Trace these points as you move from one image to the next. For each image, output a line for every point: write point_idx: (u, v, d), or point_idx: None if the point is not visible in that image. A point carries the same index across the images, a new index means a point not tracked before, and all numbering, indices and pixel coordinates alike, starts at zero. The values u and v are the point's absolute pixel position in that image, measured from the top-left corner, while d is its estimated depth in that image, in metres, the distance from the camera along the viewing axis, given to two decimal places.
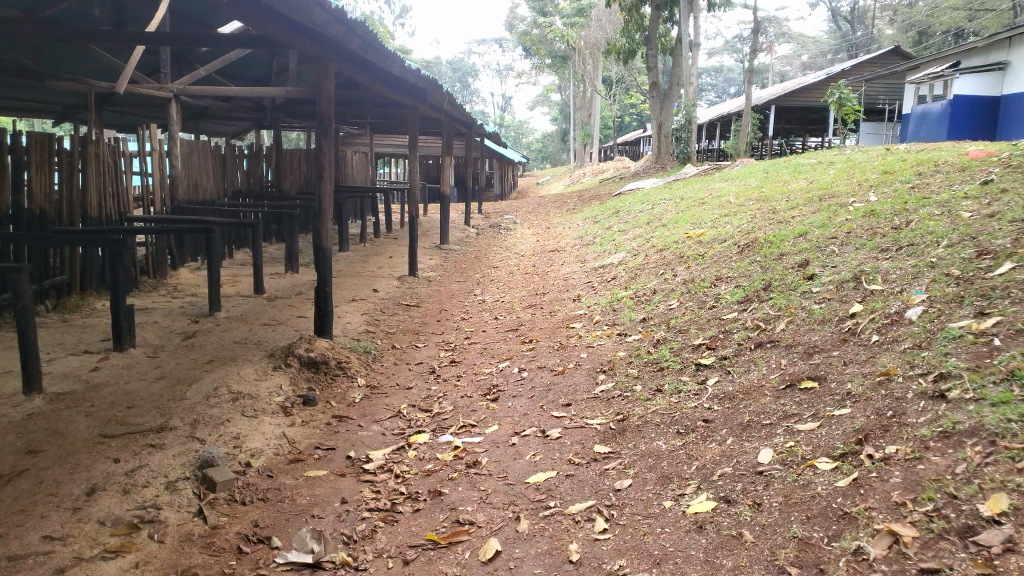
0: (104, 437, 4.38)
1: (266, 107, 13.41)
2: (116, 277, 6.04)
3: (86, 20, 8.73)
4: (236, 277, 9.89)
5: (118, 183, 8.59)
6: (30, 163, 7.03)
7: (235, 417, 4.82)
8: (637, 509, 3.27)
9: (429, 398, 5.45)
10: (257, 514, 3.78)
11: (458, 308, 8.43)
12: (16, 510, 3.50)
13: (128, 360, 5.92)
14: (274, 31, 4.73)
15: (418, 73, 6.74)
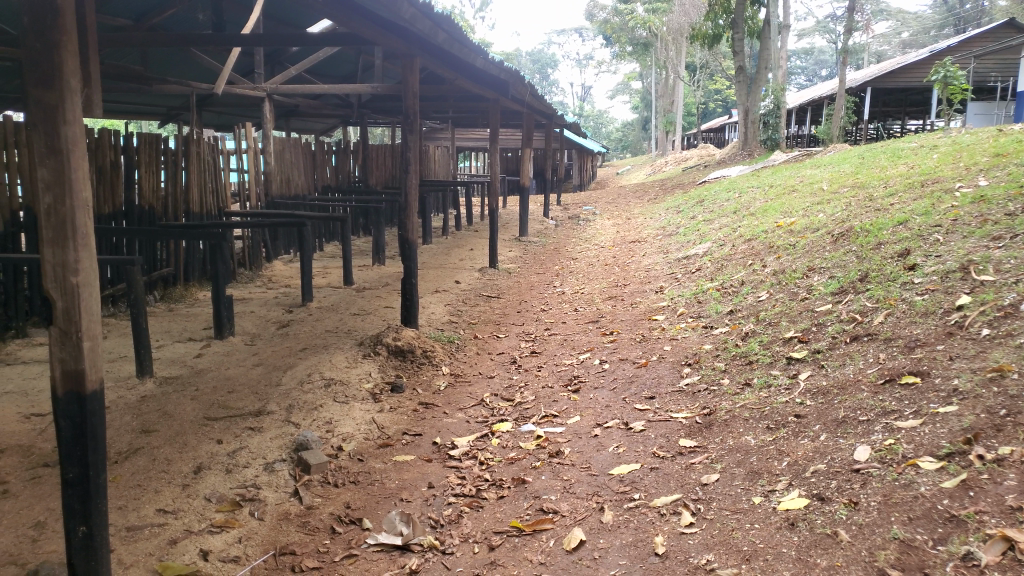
0: (209, 419, 4.64)
1: (353, 103, 13.77)
2: (217, 268, 6.35)
3: (189, 24, 9.16)
4: (326, 269, 10.23)
5: (217, 179, 9.01)
6: (139, 161, 7.45)
7: (328, 403, 5.00)
8: (726, 504, 3.22)
9: (512, 387, 5.50)
10: (349, 496, 3.91)
11: (539, 300, 8.46)
12: (133, 484, 3.75)
13: (228, 348, 6.22)
14: (362, 28, 4.81)
15: (502, 65, 6.75)
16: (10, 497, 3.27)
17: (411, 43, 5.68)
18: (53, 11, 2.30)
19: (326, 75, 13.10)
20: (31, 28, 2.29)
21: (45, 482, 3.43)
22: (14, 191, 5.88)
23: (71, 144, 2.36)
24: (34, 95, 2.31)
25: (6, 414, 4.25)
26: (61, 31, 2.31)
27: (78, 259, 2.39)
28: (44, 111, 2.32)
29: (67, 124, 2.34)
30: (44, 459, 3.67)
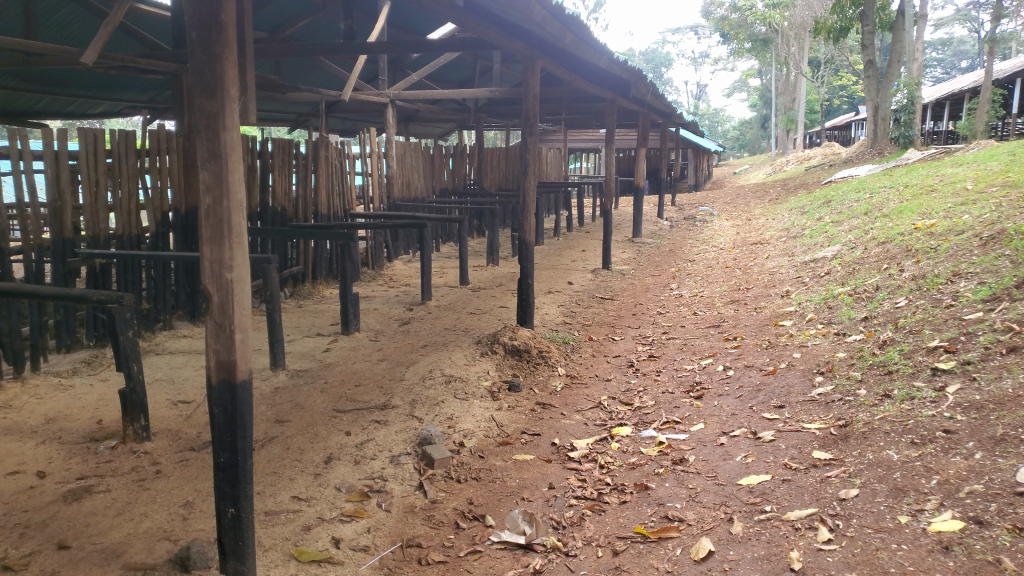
0: (338, 411, 4.83)
1: (470, 107, 14.01)
2: (344, 267, 6.61)
3: (320, 34, 9.58)
4: (443, 269, 10.46)
5: (343, 182, 9.39)
6: (274, 165, 7.87)
7: (448, 399, 5.09)
8: (868, 521, 3.04)
9: (630, 391, 5.42)
10: (471, 492, 3.96)
11: (655, 303, 8.31)
12: (270, 471, 3.96)
13: (354, 343, 6.47)
14: (489, 31, 4.86)
15: (625, 64, 6.65)
16: (163, 477, 3.50)
17: (533, 46, 5.70)
18: (217, 25, 2.45)
19: (444, 80, 13.40)
20: (198, 43, 2.46)
21: (193, 465, 3.65)
22: (165, 194, 6.33)
23: (229, 148, 2.50)
24: (199, 104, 2.48)
25: (157, 400, 4.59)
26: (222, 43, 2.46)
27: (232, 257, 2.53)
28: (207, 119, 2.48)
29: (226, 130, 2.48)
30: (192, 444, 3.91)
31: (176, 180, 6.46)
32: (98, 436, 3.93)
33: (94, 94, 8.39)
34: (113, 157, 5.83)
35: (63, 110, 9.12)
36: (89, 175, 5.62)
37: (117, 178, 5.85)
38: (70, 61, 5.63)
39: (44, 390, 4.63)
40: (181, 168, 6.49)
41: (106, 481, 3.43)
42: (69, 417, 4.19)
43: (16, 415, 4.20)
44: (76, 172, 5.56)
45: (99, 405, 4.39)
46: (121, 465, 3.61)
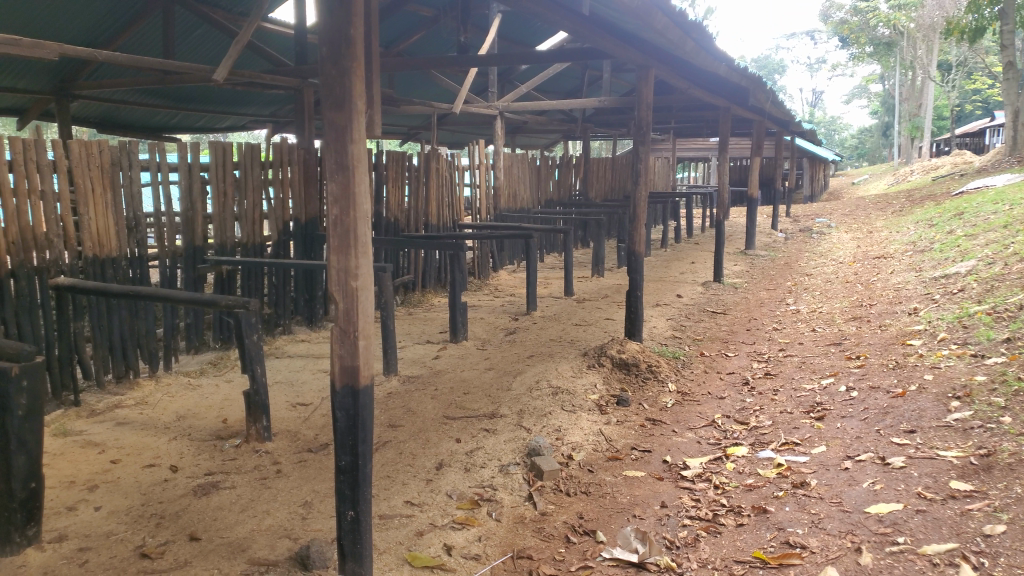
0: (447, 418, 4.90)
1: (577, 117, 14.00)
2: (453, 276, 6.71)
3: (432, 49, 9.82)
4: (549, 279, 10.46)
5: (453, 194, 9.57)
6: (387, 177, 8.11)
7: (556, 410, 5.05)
8: (1018, 562, 2.79)
9: (745, 410, 5.22)
10: (581, 506, 3.90)
11: (769, 318, 8.00)
12: (383, 475, 4.05)
13: (462, 352, 6.55)
14: (606, 40, 4.82)
15: (744, 71, 6.44)
16: (284, 476, 3.60)
17: (648, 52, 5.61)
18: (347, 40, 2.51)
19: (552, 91, 13.45)
20: (329, 59, 2.54)
21: (312, 465, 3.74)
22: (286, 204, 6.63)
23: (356, 160, 2.56)
24: (329, 118, 2.56)
25: (278, 402, 4.79)
26: (351, 58, 2.52)
27: (358, 265, 2.59)
28: (337, 132, 2.55)
29: (353, 142, 2.54)
30: (309, 445, 4.02)
31: (297, 192, 6.76)
32: (224, 434, 4.13)
33: (224, 109, 8.90)
34: (240, 169, 6.14)
35: (196, 124, 9.72)
36: (218, 186, 5.93)
37: (243, 190, 6.16)
38: (204, 79, 5.98)
39: (175, 389, 4.92)
40: (301, 181, 6.79)
41: (232, 477, 3.55)
42: (198, 415, 4.43)
43: (151, 411, 4.48)
44: (207, 183, 5.88)
45: (225, 404, 4.63)
46: (244, 463, 3.75)
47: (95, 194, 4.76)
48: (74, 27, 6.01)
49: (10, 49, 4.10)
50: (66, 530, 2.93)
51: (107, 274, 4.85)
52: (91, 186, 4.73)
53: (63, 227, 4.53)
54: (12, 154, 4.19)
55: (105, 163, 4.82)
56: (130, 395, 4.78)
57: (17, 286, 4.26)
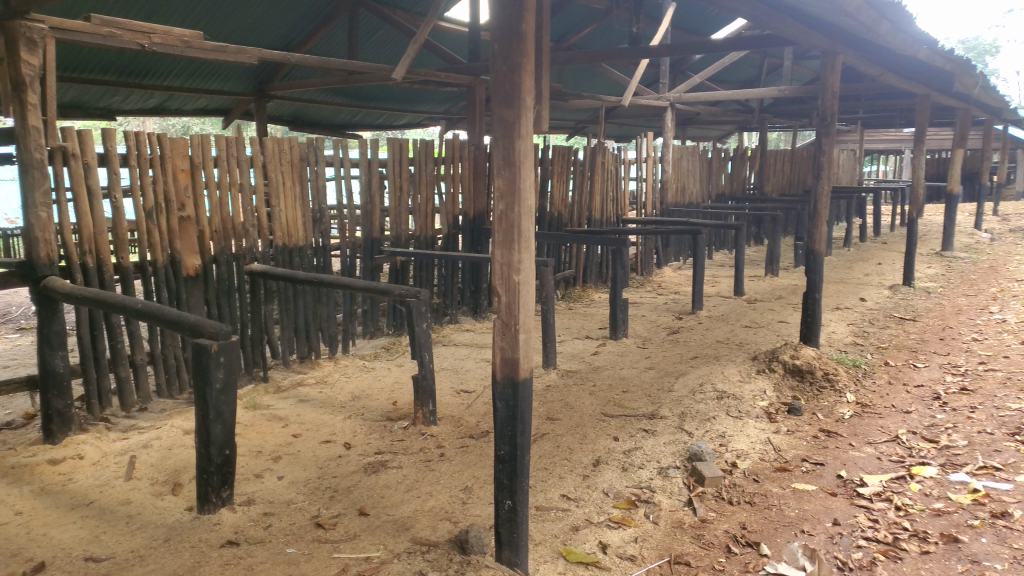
0: (606, 415, 4.85)
1: (754, 108, 13.35)
2: (616, 271, 6.63)
3: (603, 41, 9.74)
4: (716, 278, 10.08)
5: (618, 188, 9.46)
6: (553, 172, 8.16)
7: (721, 415, 4.84)
8: None
9: (935, 427, 4.74)
10: (744, 516, 3.69)
11: (968, 327, 7.21)
12: (541, 467, 4.08)
13: (622, 349, 6.47)
14: (788, 26, 4.54)
15: (948, 54, 5.83)
16: (446, 460, 3.70)
17: (835, 36, 5.21)
18: (518, 36, 2.50)
19: (727, 81, 12.89)
20: (501, 55, 2.55)
21: (472, 451, 3.81)
22: (456, 199, 6.85)
23: (523, 155, 2.55)
24: (499, 114, 2.57)
25: (443, 388, 4.97)
26: (522, 53, 2.51)
27: (520, 260, 2.59)
28: (506, 127, 2.56)
29: (520, 137, 2.53)
30: (472, 431, 4.11)
31: (467, 186, 6.96)
32: (393, 416, 4.33)
33: (403, 107, 9.35)
34: (415, 165, 6.40)
35: (376, 121, 10.26)
36: (395, 181, 6.23)
37: (417, 184, 6.43)
38: (383, 78, 6.29)
39: (351, 370, 5.25)
40: (471, 175, 6.98)
41: (399, 458, 3.71)
42: (370, 396, 4.68)
43: (328, 390, 4.80)
44: (385, 177, 6.19)
45: (395, 387, 4.86)
46: (410, 445, 3.90)
47: (286, 188, 5.15)
48: (272, 32, 6.53)
49: (218, 54, 4.53)
50: (253, 494, 3.20)
51: (294, 262, 5.25)
52: (282, 180, 5.12)
53: (258, 217, 4.94)
54: (217, 150, 4.61)
55: (295, 159, 5.19)
56: (312, 374, 5.15)
57: (218, 271, 4.69)
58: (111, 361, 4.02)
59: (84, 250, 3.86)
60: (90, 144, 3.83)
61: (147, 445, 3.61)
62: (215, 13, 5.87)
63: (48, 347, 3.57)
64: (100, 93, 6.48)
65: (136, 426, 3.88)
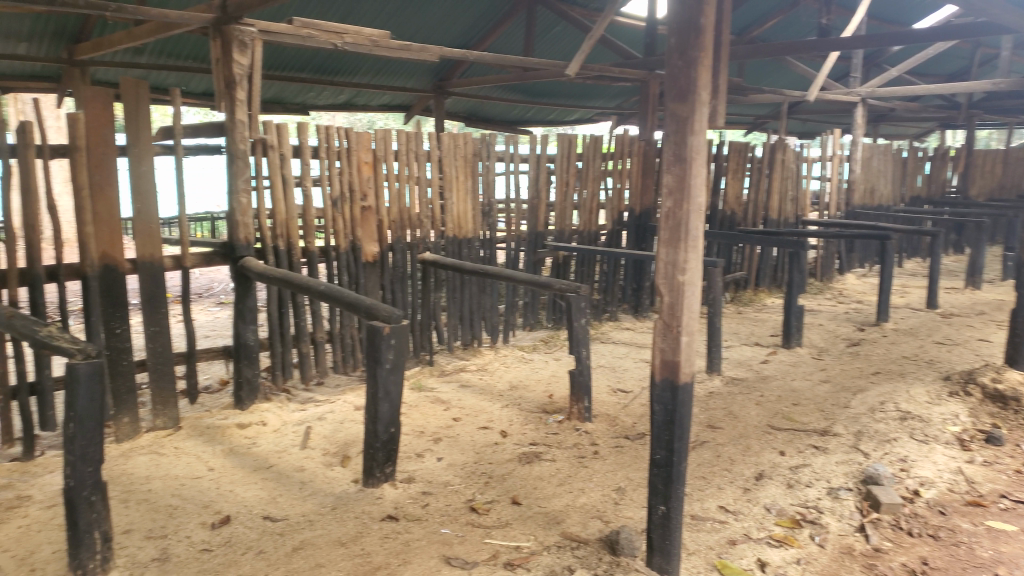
0: (772, 428, 4.60)
1: (961, 103, 12.09)
2: (792, 276, 6.26)
3: (789, 33, 9.23)
4: (906, 288, 9.25)
5: (799, 188, 8.93)
6: (728, 169, 7.85)
7: (903, 438, 4.43)
8: None
9: None
10: (926, 551, 3.34)
11: None
12: (699, 475, 3.94)
13: (794, 358, 6.11)
14: (1007, 11, 4.05)
15: None
16: (600, 458, 3.65)
17: None
18: (696, 30, 2.40)
19: (930, 74, 11.78)
20: (677, 49, 2.46)
21: (628, 452, 3.73)
22: (623, 195, 6.78)
23: (695, 152, 2.45)
24: (672, 109, 2.49)
25: (600, 386, 4.94)
26: (700, 48, 2.40)
27: (686, 259, 2.50)
28: (678, 123, 2.47)
29: (693, 133, 2.44)
30: (627, 432, 4.03)
31: (636, 182, 6.86)
32: (549, 409, 4.36)
33: (575, 101, 9.38)
34: (583, 161, 6.39)
35: (548, 118, 10.34)
36: (562, 176, 6.25)
37: (585, 179, 6.43)
38: (557, 75, 6.34)
39: (511, 360, 5.35)
40: (640, 172, 6.87)
41: (553, 451, 3.72)
42: (528, 387, 4.75)
43: (489, 378, 4.93)
44: (553, 173, 6.24)
45: (552, 380, 4.90)
46: (566, 439, 3.89)
47: (458, 181, 5.33)
48: (453, 30, 6.78)
49: (402, 53, 4.77)
50: (414, 473, 3.35)
51: (462, 253, 5.43)
52: (456, 174, 5.30)
53: (431, 209, 5.16)
54: (397, 144, 4.85)
55: (468, 154, 5.36)
56: (474, 361, 5.30)
57: (393, 258, 4.94)
58: (294, 337, 4.36)
59: (277, 234, 4.21)
60: (287, 136, 4.16)
61: (322, 417, 3.88)
62: (401, 14, 6.18)
63: (242, 320, 3.93)
64: (297, 89, 7.03)
65: (313, 399, 4.19)
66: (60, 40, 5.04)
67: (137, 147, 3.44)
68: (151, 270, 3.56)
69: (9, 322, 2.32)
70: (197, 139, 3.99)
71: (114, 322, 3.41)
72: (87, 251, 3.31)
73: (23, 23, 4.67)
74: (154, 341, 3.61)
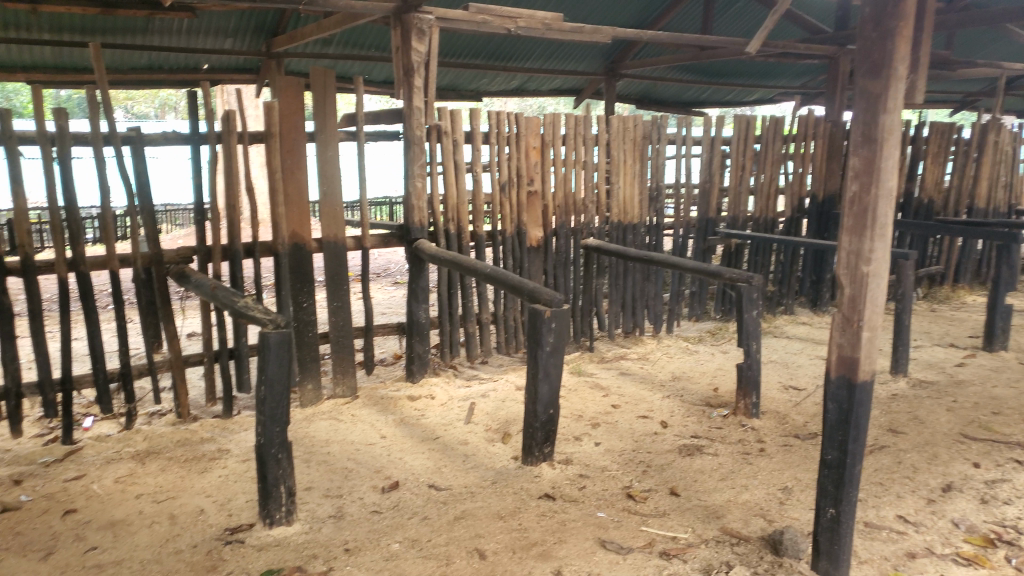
0: (966, 437, 4.16)
1: None
2: (998, 272, 5.60)
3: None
4: None
5: (1012, 173, 7.97)
6: (927, 152, 7.15)
7: None
8: None
9: None
10: None
11: None
12: (876, 481, 3.65)
13: (996, 363, 5.48)
14: None
15: None
16: (766, 455, 3.48)
17: None
18: None
19: None
20: (871, 19, 2.21)
21: (797, 451, 3.52)
22: (804, 180, 6.39)
23: (888, 132, 2.21)
24: (861, 86, 2.26)
25: (769, 381, 4.71)
26: (898, 17, 2.14)
27: (872, 248, 2.27)
28: (869, 101, 2.23)
29: (887, 112, 2.19)
30: (797, 431, 3.81)
31: (819, 167, 6.43)
32: (713, 402, 4.22)
33: (754, 81, 8.93)
34: (761, 144, 6.08)
35: (724, 99, 9.90)
36: (737, 159, 5.98)
37: (762, 163, 6.11)
38: (736, 53, 6.04)
39: (674, 350, 5.23)
40: (825, 156, 6.43)
41: (716, 445, 3.59)
42: (692, 379, 4.63)
43: (651, 367, 4.86)
44: (727, 157, 5.98)
45: (718, 373, 4.74)
46: (730, 434, 3.75)
47: (627, 165, 5.26)
48: (627, 11, 6.68)
49: (574, 36, 4.76)
50: (572, 455, 3.38)
51: (628, 239, 5.38)
52: (624, 158, 5.23)
53: (598, 193, 5.14)
54: (566, 129, 4.86)
55: (638, 137, 5.27)
56: (635, 349, 5.24)
57: (558, 243, 4.98)
58: (461, 317, 4.52)
59: (448, 217, 4.37)
60: (460, 122, 4.29)
61: (486, 394, 4.02)
62: None
63: (415, 299, 4.14)
64: (472, 75, 7.23)
65: (477, 377, 4.34)
66: (260, 36, 5.57)
67: (323, 133, 3.70)
68: (335, 250, 3.82)
69: (216, 294, 2.63)
70: (378, 126, 4.22)
71: (301, 296, 3.72)
72: (279, 231, 3.62)
73: (231, 20, 5.23)
74: (336, 315, 3.88)
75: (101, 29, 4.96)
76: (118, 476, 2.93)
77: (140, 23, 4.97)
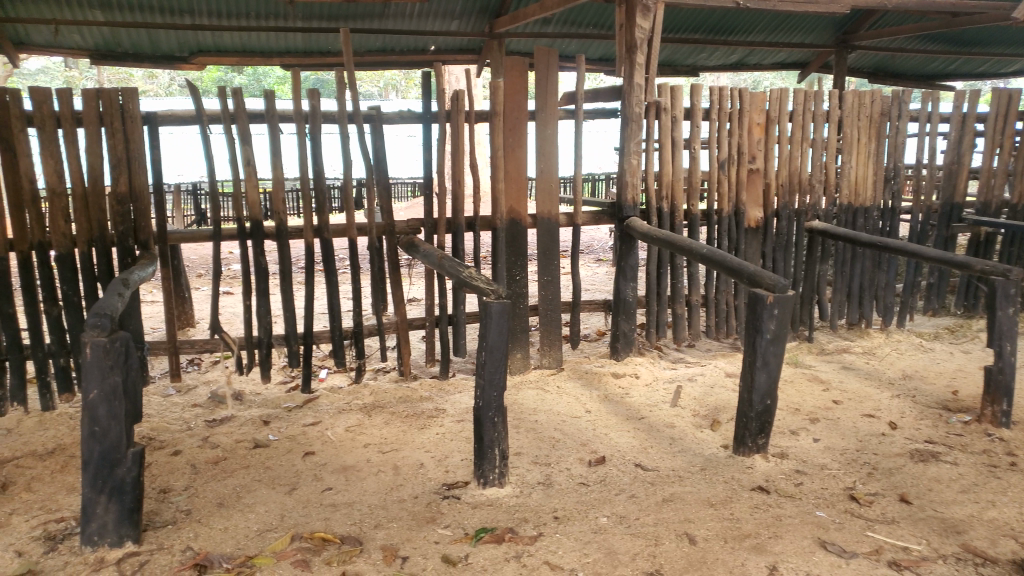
0: None
1: None
2: None
3: None
4: None
5: None
6: None
7: None
8: None
9: None
10: None
11: None
12: None
13: None
14: None
15: None
16: (1018, 471, 3.09)
17: None
18: None
19: None
20: None
21: None
22: None
23: None
24: None
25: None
26: None
27: None
28: None
29: None
30: None
31: None
32: (952, 406, 3.82)
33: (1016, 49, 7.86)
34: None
35: (977, 70, 8.81)
36: (993, 138, 5.32)
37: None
38: (998, 18, 5.35)
39: (905, 346, 4.80)
40: None
41: (956, 454, 3.25)
42: (927, 379, 4.22)
43: (877, 363, 4.50)
44: (980, 135, 5.34)
45: (958, 375, 4.28)
46: (973, 443, 3.38)
47: (860, 144, 4.87)
48: None
49: (808, 6, 4.47)
50: (788, 449, 3.22)
51: (857, 223, 4.99)
52: (858, 136, 4.85)
53: (825, 174, 4.81)
54: (793, 104, 4.59)
55: (875, 114, 4.85)
56: (859, 343, 4.87)
57: (778, 225, 4.73)
58: (671, 298, 4.45)
59: (662, 196, 4.30)
60: (680, 99, 4.18)
61: (693, 378, 3.93)
62: None
63: (623, 276, 4.12)
64: (689, 50, 7.04)
65: (684, 359, 4.27)
66: (484, 17, 5.77)
67: (544, 111, 3.77)
68: (548, 226, 3.89)
69: (441, 264, 2.76)
70: (596, 103, 4.22)
71: (515, 269, 3.84)
72: (499, 206, 3.75)
73: (458, 3, 5.47)
74: (546, 289, 3.96)
75: (344, 16, 5.39)
76: (349, 425, 3.22)
77: (377, 9, 5.34)
